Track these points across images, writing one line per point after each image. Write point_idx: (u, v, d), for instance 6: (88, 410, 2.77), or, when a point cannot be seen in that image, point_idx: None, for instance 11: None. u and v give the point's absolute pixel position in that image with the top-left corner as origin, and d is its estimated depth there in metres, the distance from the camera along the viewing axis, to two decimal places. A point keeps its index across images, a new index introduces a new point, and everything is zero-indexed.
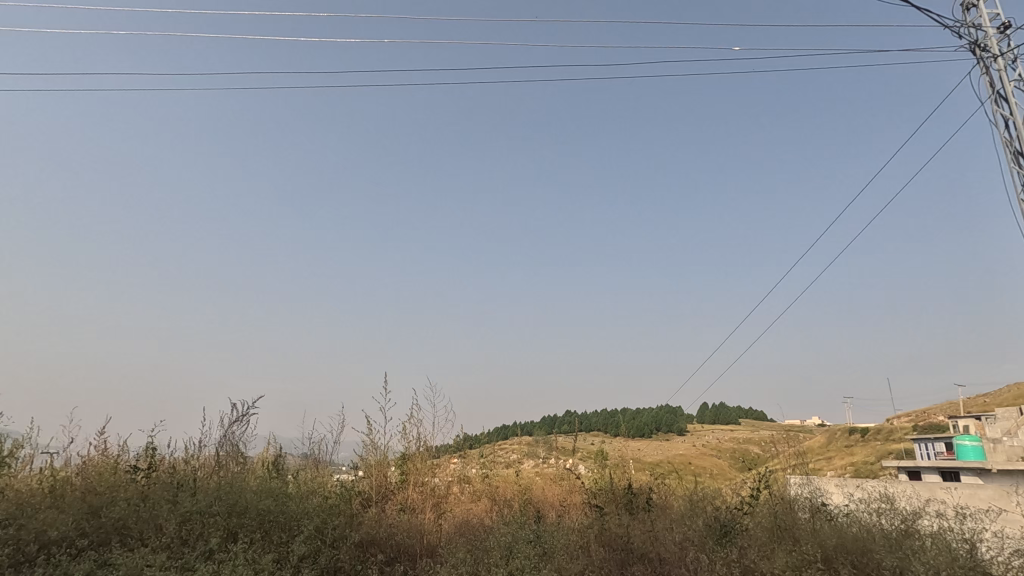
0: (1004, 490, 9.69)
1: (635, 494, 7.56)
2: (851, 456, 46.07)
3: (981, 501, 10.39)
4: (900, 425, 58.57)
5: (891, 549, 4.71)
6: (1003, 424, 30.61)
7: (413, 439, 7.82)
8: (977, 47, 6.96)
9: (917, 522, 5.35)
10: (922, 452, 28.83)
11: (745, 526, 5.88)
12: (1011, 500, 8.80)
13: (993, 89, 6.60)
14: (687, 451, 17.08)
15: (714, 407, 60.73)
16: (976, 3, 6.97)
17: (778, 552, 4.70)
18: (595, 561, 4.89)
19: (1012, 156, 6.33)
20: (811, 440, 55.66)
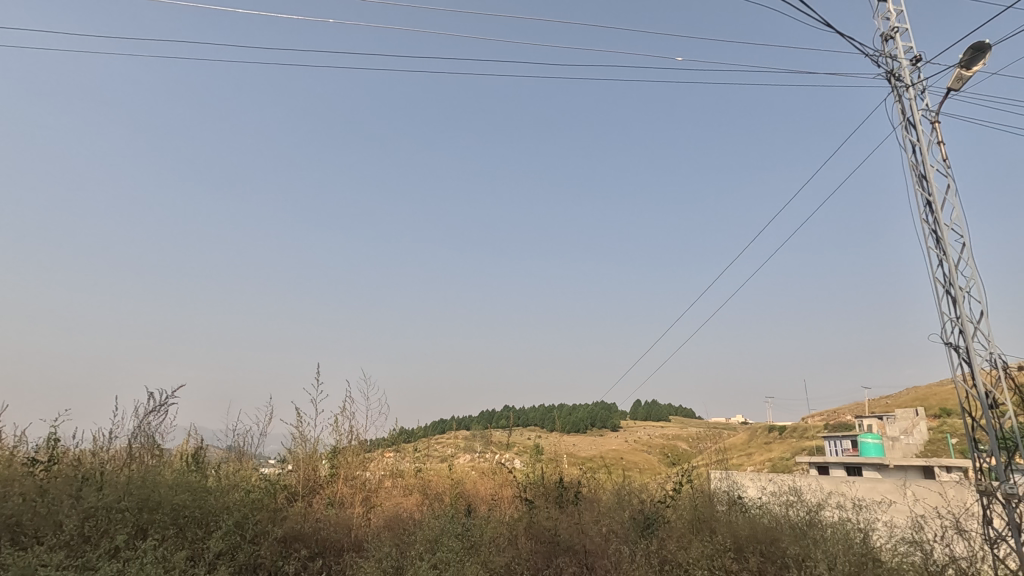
0: (897, 485, 10.61)
1: (565, 488, 7.75)
2: (769, 452, 48.94)
3: (877, 494, 11.30)
4: (814, 425, 62.63)
5: (796, 538, 5.07)
6: (901, 423, 33.43)
7: (345, 432, 7.63)
8: (891, 76, 7.54)
9: (819, 513, 5.79)
10: (832, 449, 31.01)
11: (666, 518, 6.14)
12: (901, 492, 9.67)
13: (904, 116, 7.19)
14: (619, 447, 17.55)
15: (646, 405, 62.83)
16: (893, 35, 7.55)
17: (694, 543, 4.93)
18: (522, 553, 4.96)
19: (917, 178, 6.92)
20: (735, 438, 58.57)
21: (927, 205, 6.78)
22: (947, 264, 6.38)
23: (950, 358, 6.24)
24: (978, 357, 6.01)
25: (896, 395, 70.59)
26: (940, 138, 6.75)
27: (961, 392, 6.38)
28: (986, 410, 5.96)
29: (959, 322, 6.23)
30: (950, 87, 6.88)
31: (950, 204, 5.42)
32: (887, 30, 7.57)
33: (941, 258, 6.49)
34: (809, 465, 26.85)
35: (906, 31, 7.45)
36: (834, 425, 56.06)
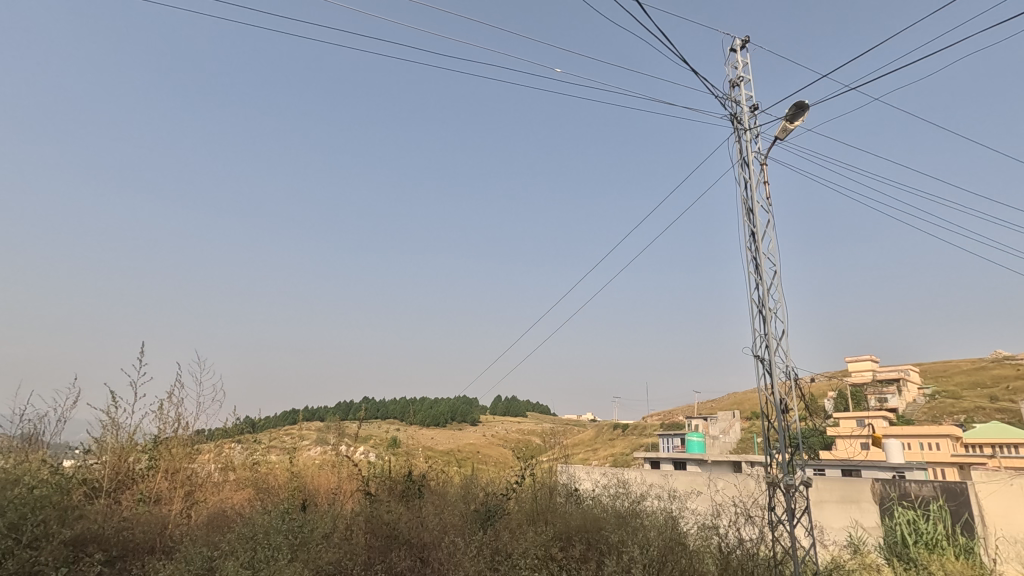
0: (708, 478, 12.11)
1: (412, 481, 7.69)
2: (612, 448, 53.00)
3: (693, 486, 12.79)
4: (652, 423, 69.08)
5: (618, 526, 5.53)
6: (721, 423, 38.17)
7: (171, 420, 6.78)
8: (734, 119, 8.55)
9: (641, 503, 6.37)
10: (664, 445, 34.47)
11: (507, 510, 6.37)
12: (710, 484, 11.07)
13: (740, 155, 8.21)
14: (476, 440, 17.80)
15: (506, 401, 64.85)
16: (739, 83, 8.57)
17: (528, 533, 5.15)
18: (356, 548, 4.82)
19: (746, 211, 7.94)
20: (583, 434, 62.58)
21: (751, 235, 7.81)
22: (761, 288, 7.40)
23: (756, 368, 7.24)
24: (778, 368, 7.05)
25: (720, 399, 80.46)
26: (766, 178, 7.81)
27: (763, 398, 7.44)
28: (779, 414, 7.02)
29: (766, 338, 7.25)
30: (777, 135, 7.98)
31: (766, 235, 6.30)
32: (734, 78, 8.58)
33: (757, 282, 7.51)
34: (644, 460, 29.50)
35: (749, 81, 8.51)
36: (668, 424, 62.34)
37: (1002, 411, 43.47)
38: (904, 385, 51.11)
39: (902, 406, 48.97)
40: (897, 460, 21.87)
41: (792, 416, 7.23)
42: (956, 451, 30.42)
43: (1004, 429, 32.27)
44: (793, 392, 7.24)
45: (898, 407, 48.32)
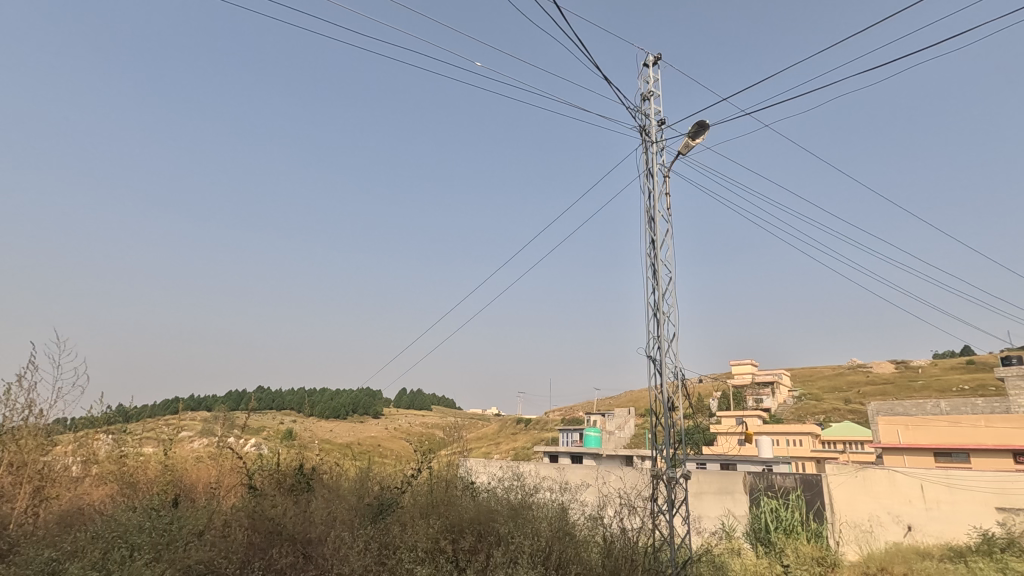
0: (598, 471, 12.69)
1: (304, 475, 7.37)
2: (514, 442, 53.99)
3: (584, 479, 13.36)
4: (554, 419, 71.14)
5: (510, 518, 5.65)
6: (618, 419, 40.11)
7: (19, 405, 5.92)
8: (643, 130, 9.00)
9: (534, 495, 6.55)
10: (564, 440, 35.64)
11: (402, 503, 6.29)
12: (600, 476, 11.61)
13: (646, 166, 8.67)
14: (378, 433, 17.38)
15: (411, 394, 64.02)
16: (649, 97, 9.03)
17: (419, 526, 5.12)
18: (234, 545, 4.54)
19: (648, 220, 8.39)
20: (487, 428, 63.16)
21: (651, 242, 8.28)
22: (657, 292, 7.88)
23: (648, 367, 7.70)
24: (667, 368, 7.55)
25: (618, 396, 84.52)
26: (668, 190, 8.32)
27: (652, 396, 7.90)
28: (667, 411, 7.49)
29: (658, 340, 7.72)
30: (680, 151, 8.53)
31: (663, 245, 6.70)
32: (645, 92, 9.04)
33: (653, 287, 7.99)
34: (543, 454, 30.36)
35: (658, 97, 8.99)
36: (569, 420, 64.56)
37: (854, 412, 49.41)
38: (778, 388, 56.56)
39: (775, 406, 54.16)
40: (767, 454, 24.16)
41: (677, 413, 7.75)
42: (815, 447, 34.16)
43: (854, 429, 36.70)
44: (679, 391, 7.76)
45: (771, 406, 53.38)
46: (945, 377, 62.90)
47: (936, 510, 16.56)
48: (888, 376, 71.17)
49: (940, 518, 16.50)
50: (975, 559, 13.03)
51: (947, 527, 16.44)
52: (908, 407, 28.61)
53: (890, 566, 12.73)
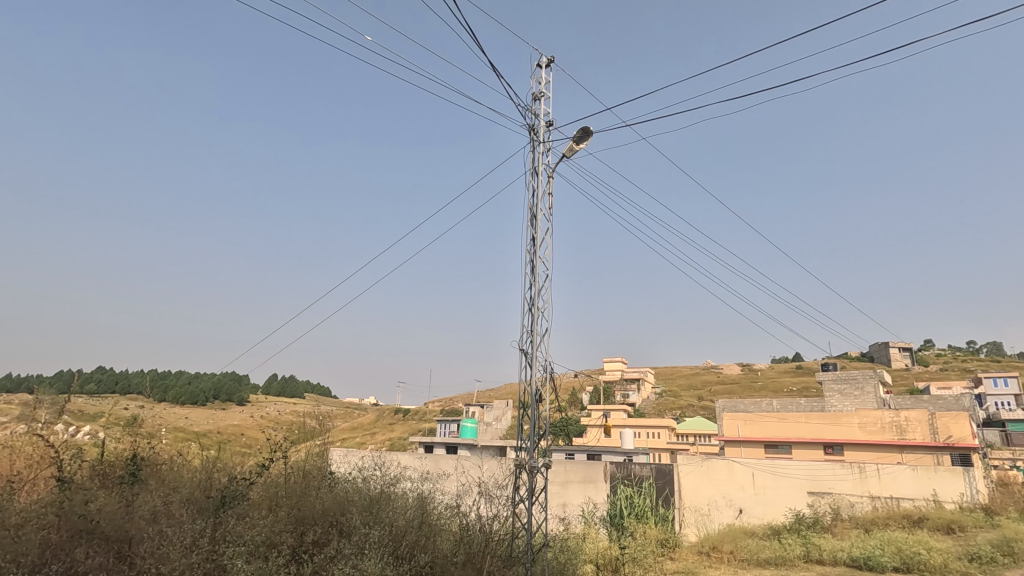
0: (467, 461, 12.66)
1: (135, 468, 6.56)
2: (390, 433, 52.83)
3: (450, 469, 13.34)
4: (433, 410, 70.71)
5: (364, 509, 5.47)
6: (495, 410, 40.85)
7: None
8: (532, 129, 9.18)
9: (393, 486, 6.41)
10: (441, 431, 35.61)
11: (246, 495, 5.84)
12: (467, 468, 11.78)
13: (533, 165, 8.88)
14: (239, 421, 16.09)
15: (282, 380, 60.36)
16: (539, 98, 9.23)
17: (260, 520, 4.78)
18: (26, 545, 3.94)
19: (531, 217, 8.61)
20: (364, 417, 61.10)
21: (531, 239, 8.50)
22: (534, 287, 8.15)
23: (519, 361, 7.88)
24: (538, 362, 7.80)
25: (498, 389, 86.26)
26: (550, 189, 8.59)
27: (521, 388, 8.11)
28: (534, 403, 7.72)
29: (531, 334, 7.96)
30: (564, 152, 8.85)
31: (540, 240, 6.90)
32: (537, 91, 9.25)
33: (531, 282, 8.23)
34: (418, 444, 30.04)
35: (547, 98, 9.23)
36: (448, 411, 64.57)
37: (705, 408, 54.90)
38: (643, 384, 61.15)
39: (640, 401, 58.55)
40: (628, 446, 25.95)
41: (544, 405, 8.02)
42: (671, 439, 37.43)
43: (704, 423, 40.76)
44: (547, 384, 8.05)
45: (636, 401, 57.59)
46: (778, 379, 72.22)
47: (762, 495, 18.94)
48: (735, 377, 79.99)
49: (764, 501, 18.90)
50: (788, 536, 15.01)
51: (769, 509, 18.86)
52: (748, 404, 32.32)
53: (720, 545, 14.08)
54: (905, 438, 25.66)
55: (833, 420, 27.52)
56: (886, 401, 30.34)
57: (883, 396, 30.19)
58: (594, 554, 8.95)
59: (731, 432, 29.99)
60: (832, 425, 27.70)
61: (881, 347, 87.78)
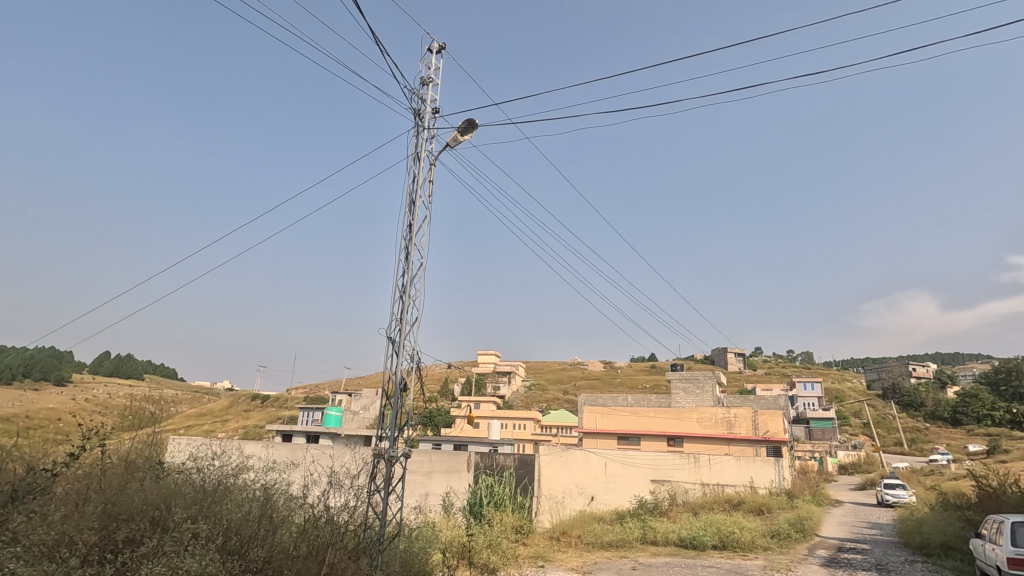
0: (319, 452, 12.11)
1: None
2: (244, 420, 48.93)
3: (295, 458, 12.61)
4: (296, 397, 66.68)
5: (194, 501, 4.99)
6: (363, 399, 39.57)
7: None
8: (417, 114, 8.95)
9: (234, 477, 5.92)
10: (302, 419, 33.73)
11: (47, 487, 5.07)
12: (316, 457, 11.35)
13: (416, 150, 8.66)
14: (56, 404, 13.90)
15: (117, 359, 53.22)
16: (427, 83, 9.04)
17: (56, 518, 4.16)
18: None
19: (409, 202, 8.42)
20: (215, 402, 55.95)
21: (408, 225, 8.30)
22: (407, 275, 7.97)
23: (386, 349, 7.64)
24: (404, 351, 7.64)
25: (369, 377, 83.81)
26: (431, 177, 8.45)
27: (385, 377, 7.86)
28: (397, 392, 7.54)
29: (400, 323, 7.77)
30: (448, 142, 8.76)
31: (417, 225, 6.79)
32: (425, 77, 9.03)
33: (404, 269, 8.04)
34: (276, 433, 28.21)
35: (434, 85, 9.06)
36: (312, 398, 61.34)
37: (569, 402, 58.02)
38: (513, 378, 63.02)
39: (509, 393, 60.27)
40: (495, 437, 26.54)
41: (407, 395, 7.85)
42: (535, 431, 39.03)
43: (566, 416, 43.07)
44: (413, 374, 7.92)
45: (506, 394, 59.23)
46: (634, 377, 78.29)
47: (612, 483, 20.48)
48: (597, 373, 85.46)
49: (612, 489, 20.44)
50: (630, 520, 16.37)
51: (617, 496, 20.42)
52: (607, 399, 34.66)
53: (569, 530, 14.94)
54: (733, 432, 29.17)
55: (676, 415, 30.80)
56: (720, 399, 34.23)
57: (718, 395, 34.00)
58: (447, 542, 9.01)
59: (590, 424, 31.95)
60: (676, 419, 30.85)
61: (720, 352, 99.01)
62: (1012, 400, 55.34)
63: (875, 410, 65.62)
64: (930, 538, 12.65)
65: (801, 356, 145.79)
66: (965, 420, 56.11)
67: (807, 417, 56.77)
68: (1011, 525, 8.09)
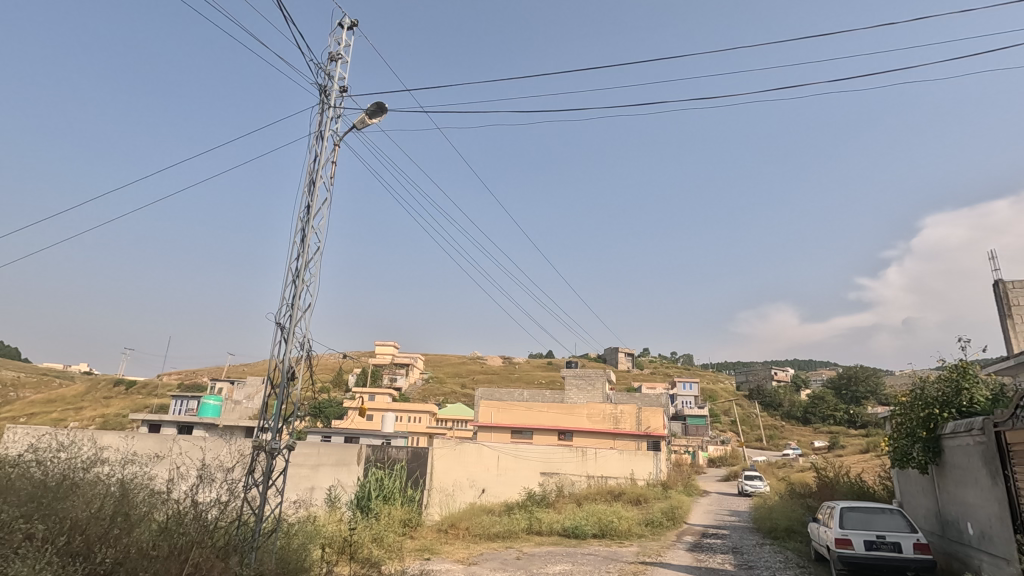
0: (183, 443, 11.09)
1: None
2: (103, 408, 43.85)
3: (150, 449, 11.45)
4: (168, 383, 60.90)
5: (31, 497, 4.40)
6: (247, 388, 37.04)
7: None
8: (323, 92, 8.50)
9: (84, 470, 5.30)
10: (175, 408, 30.88)
11: None
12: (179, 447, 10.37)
13: (319, 129, 8.21)
14: None
15: None
16: (336, 60, 8.60)
17: None
18: None
19: (309, 182, 7.98)
20: (68, 387, 49.57)
21: (306, 207, 7.88)
22: (302, 259, 7.56)
23: (274, 335, 7.19)
24: (294, 339, 7.24)
25: (255, 364, 78.51)
26: (334, 159, 8.07)
27: (271, 365, 7.39)
28: (284, 382, 7.14)
29: (291, 309, 7.36)
30: (355, 124, 8.42)
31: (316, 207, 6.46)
32: (334, 52, 8.59)
33: (298, 253, 7.62)
34: (142, 423, 25.59)
35: (344, 63, 8.65)
36: (187, 386, 56.41)
37: (466, 396, 58.26)
38: (411, 370, 62.12)
39: (406, 386, 59.36)
40: (389, 429, 25.98)
41: (295, 385, 7.44)
42: (430, 424, 38.80)
43: (463, 410, 43.27)
44: (303, 363, 7.53)
45: (402, 387, 58.28)
46: (531, 373, 80.34)
47: (503, 475, 20.87)
48: (496, 368, 86.57)
49: (503, 481, 20.82)
50: (518, 512, 16.82)
51: (507, 489, 20.84)
52: (503, 394, 35.23)
53: (458, 522, 15.01)
54: (619, 427, 30.92)
55: (568, 410, 32.04)
56: (609, 396, 36.11)
57: (607, 392, 35.86)
58: (329, 537, 8.69)
59: (485, 418, 32.26)
60: (567, 414, 32.11)
61: (612, 351, 104.44)
62: (850, 402, 63.78)
63: (741, 409, 72.71)
64: (778, 523, 14.26)
65: (683, 357, 157.93)
66: (813, 419, 63.78)
67: (684, 414, 61.55)
68: (840, 510, 9.36)
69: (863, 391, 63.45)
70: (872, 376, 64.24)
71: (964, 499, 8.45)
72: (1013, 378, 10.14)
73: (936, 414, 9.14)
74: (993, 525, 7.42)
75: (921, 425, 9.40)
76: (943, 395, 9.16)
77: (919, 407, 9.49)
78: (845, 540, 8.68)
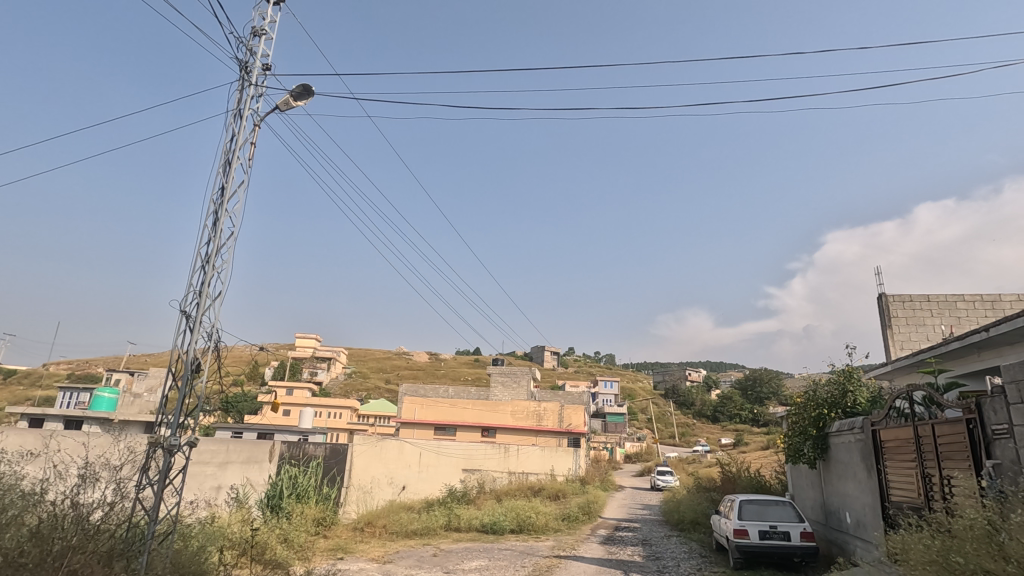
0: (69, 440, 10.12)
1: None
2: None
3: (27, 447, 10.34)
4: (56, 374, 55.22)
5: None
6: (149, 380, 34.32)
7: None
8: (244, 68, 7.99)
9: None
10: (63, 400, 28.08)
11: None
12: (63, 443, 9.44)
13: (237, 106, 7.70)
14: None
15: None
16: (260, 35, 8.11)
17: None
18: None
19: (224, 162, 7.50)
20: None
21: (220, 189, 7.39)
22: (213, 243, 7.09)
23: (179, 323, 6.68)
24: (201, 328, 6.77)
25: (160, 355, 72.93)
26: (254, 139, 7.60)
27: (173, 355, 6.87)
28: (187, 374, 6.66)
29: (199, 296, 6.88)
30: (277, 105, 7.99)
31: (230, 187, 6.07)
32: (257, 27, 8.10)
33: (209, 237, 7.13)
34: (22, 417, 23.05)
35: (268, 39, 8.16)
36: (79, 377, 51.48)
37: (389, 392, 57.05)
38: (332, 364, 60.11)
39: (327, 380, 57.31)
40: (306, 425, 24.95)
41: (200, 377, 6.93)
42: (351, 421, 37.64)
43: (386, 406, 42.34)
44: (209, 354, 7.05)
45: (323, 381, 56.23)
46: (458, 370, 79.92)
47: (423, 473, 20.62)
48: (422, 364, 85.45)
49: (423, 479, 20.56)
50: (437, 508, 16.74)
51: (427, 485, 20.64)
52: (428, 390, 34.83)
53: (375, 519, 14.67)
54: (541, 425, 31.41)
55: (493, 407, 32.17)
56: (533, 394, 36.61)
57: (531, 390, 36.33)
58: (233, 539, 8.22)
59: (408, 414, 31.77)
60: (491, 411, 32.18)
61: (539, 349, 105.82)
62: (755, 402, 68.39)
63: (658, 408, 76.17)
64: (684, 515, 15.08)
65: (606, 356, 162.94)
66: (721, 418, 67.81)
67: (604, 412, 63.44)
68: (740, 503, 10.03)
69: (766, 392, 68.22)
70: (774, 378, 69.14)
71: (844, 490, 9.30)
72: (890, 381, 11.28)
73: (825, 414, 10.00)
74: (866, 513, 8.23)
75: (813, 424, 10.24)
76: (832, 396, 10.04)
77: (811, 407, 10.33)
78: (743, 531, 9.30)
